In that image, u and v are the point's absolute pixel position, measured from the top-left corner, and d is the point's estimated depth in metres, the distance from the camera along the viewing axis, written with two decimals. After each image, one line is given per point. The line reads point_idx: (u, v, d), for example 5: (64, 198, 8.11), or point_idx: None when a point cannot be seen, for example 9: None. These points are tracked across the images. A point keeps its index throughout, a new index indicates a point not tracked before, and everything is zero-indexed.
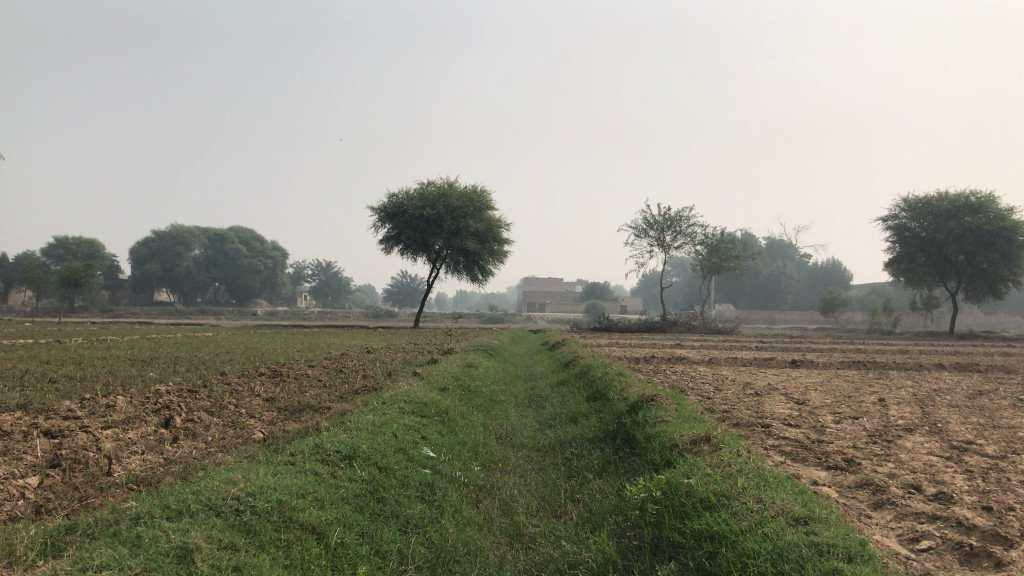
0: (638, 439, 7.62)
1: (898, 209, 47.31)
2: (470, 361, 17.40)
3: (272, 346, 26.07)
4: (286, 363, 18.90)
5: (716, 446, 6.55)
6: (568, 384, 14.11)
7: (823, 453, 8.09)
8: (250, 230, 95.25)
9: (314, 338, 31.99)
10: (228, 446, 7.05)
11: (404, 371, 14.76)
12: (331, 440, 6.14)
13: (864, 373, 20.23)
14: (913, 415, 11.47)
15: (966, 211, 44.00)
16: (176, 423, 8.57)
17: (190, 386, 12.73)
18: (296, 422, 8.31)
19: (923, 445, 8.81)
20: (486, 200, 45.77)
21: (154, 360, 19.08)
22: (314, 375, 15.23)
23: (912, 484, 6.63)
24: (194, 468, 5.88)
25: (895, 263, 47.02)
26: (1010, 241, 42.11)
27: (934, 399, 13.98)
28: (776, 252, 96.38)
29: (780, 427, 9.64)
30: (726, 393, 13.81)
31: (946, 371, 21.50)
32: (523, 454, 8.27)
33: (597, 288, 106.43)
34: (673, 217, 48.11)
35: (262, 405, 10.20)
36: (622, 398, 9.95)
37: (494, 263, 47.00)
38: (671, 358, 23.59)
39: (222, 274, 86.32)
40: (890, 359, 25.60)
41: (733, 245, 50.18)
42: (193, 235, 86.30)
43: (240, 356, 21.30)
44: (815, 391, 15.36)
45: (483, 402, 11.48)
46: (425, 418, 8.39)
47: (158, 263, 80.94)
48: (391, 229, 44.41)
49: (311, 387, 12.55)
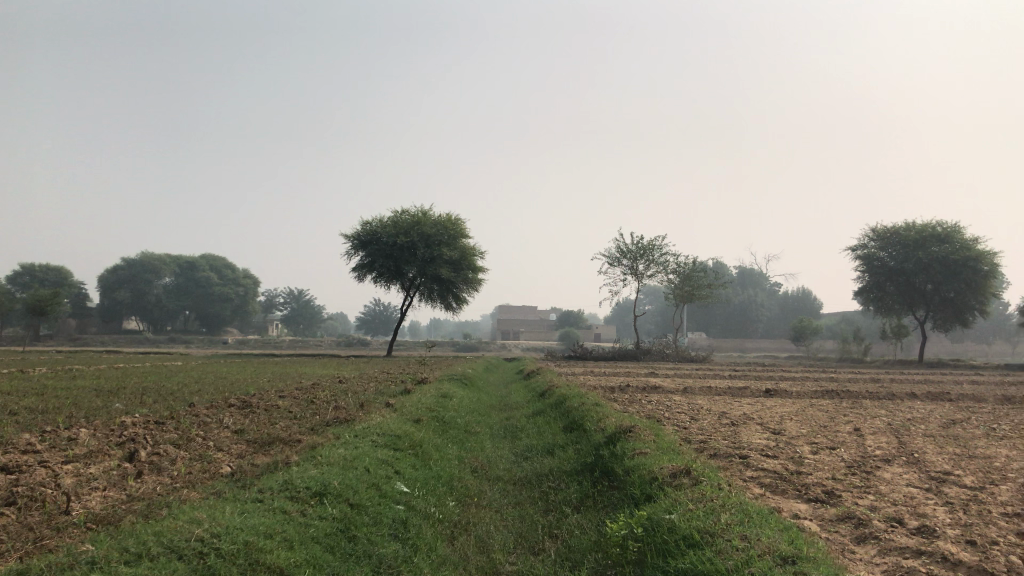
0: (617, 471, 7.47)
1: (867, 239, 47.84)
2: (443, 391, 17.17)
3: (243, 375, 25.65)
4: (257, 393, 18.55)
5: (696, 479, 6.42)
6: (544, 415, 13.93)
7: (802, 486, 7.99)
8: (221, 257, 94.41)
9: (286, 367, 31.57)
10: (195, 481, 6.82)
11: (377, 402, 14.51)
12: (301, 476, 5.93)
13: (837, 402, 20.29)
14: (890, 445, 11.41)
15: (933, 241, 44.63)
16: (140, 457, 8.29)
17: (157, 417, 12.40)
18: (265, 456, 8.09)
19: (902, 476, 8.73)
20: (460, 228, 45.73)
21: (121, 390, 18.64)
22: (285, 406, 14.92)
23: (894, 518, 6.52)
24: (158, 505, 5.66)
25: (865, 292, 47.43)
26: (975, 270, 42.82)
27: (908, 428, 13.97)
28: (747, 281, 97.09)
29: (758, 458, 9.53)
30: (702, 424, 13.70)
31: (919, 400, 21.55)
32: (500, 488, 8.09)
33: (571, 316, 106.45)
34: (646, 246, 48.28)
35: (231, 438, 9.93)
36: (600, 429, 9.80)
37: (469, 291, 46.83)
38: (645, 388, 23.48)
39: (192, 302, 85.34)
40: (862, 388, 25.67)
41: (705, 274, 50.43)
42: (163, 263, 85.35)
43: (209, 386, 20.89)
44: (791, 420, 15.29)
45: (457, 434, 11.27)
46: (399, 452, 8.19)
47: (127, 290, 79.83)
48: (365, 257, 44.15)
49: (282, 419, 12.27)
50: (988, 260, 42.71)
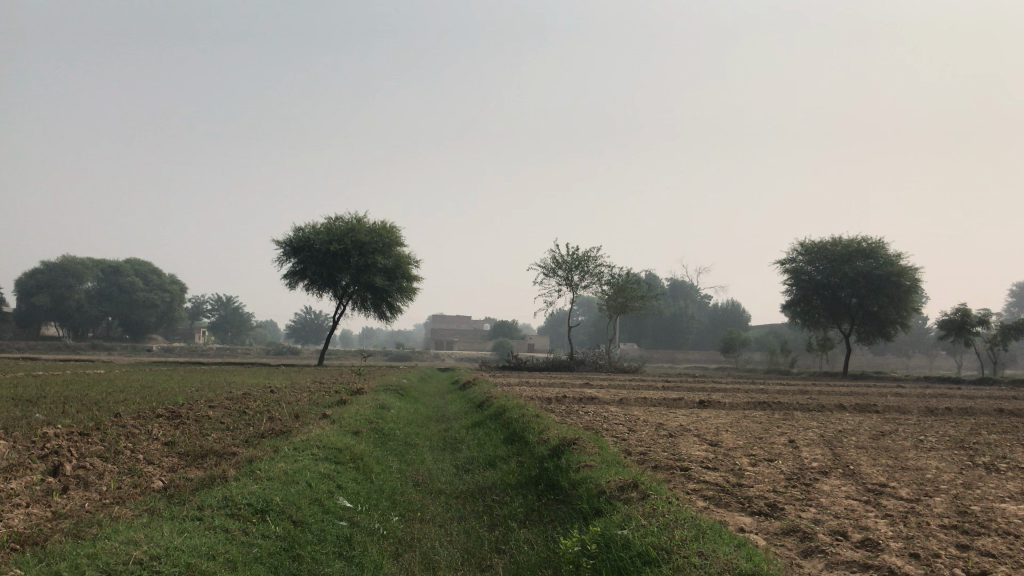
0: (563, 485, 7.41)
1: (796, 253, 48.99)
2: (381, 402, 16.89)
3: (169, 384, 24.89)
4: (186, 403, 18.02)
5: (644, 493, 6.38)
6: (484, 426, 13.82)
7: (745, 498, 8.02)
8: (147, 263, 91.96)
9: (215, 376, 30.79)
10: (125, 498, 6.51)
11: (312, 413, 14.21)
12: (240, 491, 5.69)
13: (769, 413, 20.63)
14: (824, 457, 11.60)
15: (857, 256, 46.00)
16: (64, 471, 7.89)
17: (82, 429, 11.90)
18: (199, 470, 7.80)
19: (840, 488, 8.85)
20: (395, 236, 45.37)
21: (40, 400, 17.90)
22: (217, 416, 14.47)
23: (838, 531, 6.58)
24: (87, 523, 5.38)
25: (792, 305, 48.47)
26: (897, 285, 44.29)
27: (840, 440, 14.24)
28: (678, 293, 98.49)
29: (699, 470, 9.57)
30: (640, 435, 13.75)
31: (847, 411, 22.04)
32: (443, 502, 7.93)
33: (505, 326, 106.50)
34: (581, 257, 48.59)
35: (161, 450, 9.57)
36: (543, 441, 9.72)
37: (403, 300, 46.44)
38: (581, 398, 23.55)
39: (115, 307, 82.79)
40: (791, 400, 26.19)
41: (639, 285, 51.00)
42: (86, 267, 82.60)
43: (134, 396, 20.14)
44: (727, 432, 15.44)
45: (397, 446, 11.06)
46: (339, 465, 7.98)
47: (47, 295, 77.10)
48: (297, 263, 43.42)
49: (214, 430, 11.88)
50: (910, 275, 44.21)
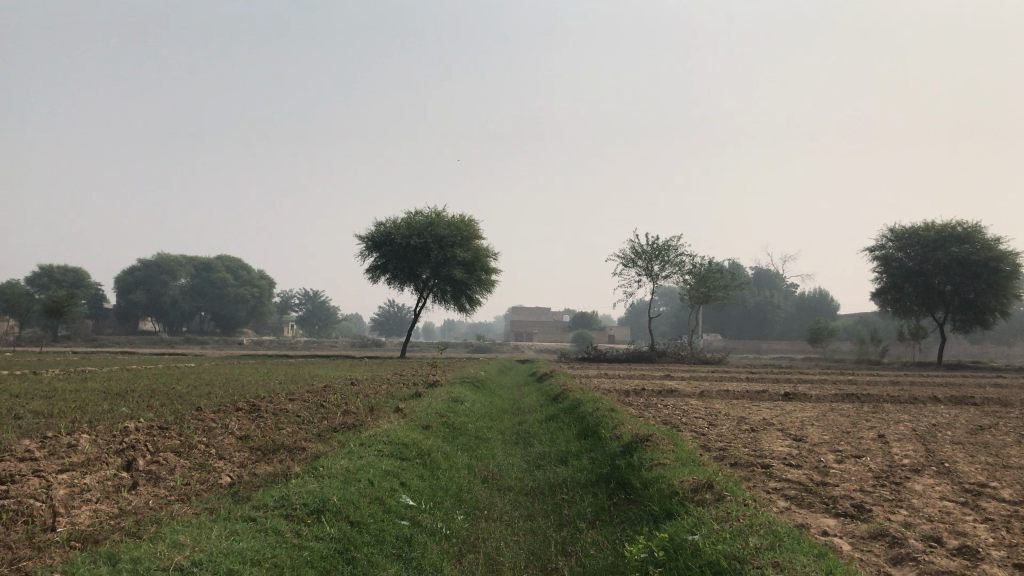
0: (634, 484, 7.11)
1: (885, 240, 47.10)
2: (455, 394, 16.83)
3: (255, 377, 25.42)
4: (267, 396, 18.32)
5: (719, 494, 6.02)
6: (558, 420, 13.54)
7: (830, 498, 7.57)
8: (237, 259, 94.60)
9: (298, 369, 31.31)
10: (191, 494, 6.52)
11: (388, 407, 14.19)
12: (297, 490, 5.56)
13: (858, 406, 19.78)
14: (918, 454, 10.95)
15: (952, 241, 43.95)
16: (137, 466, 7.95)
17: (162, 422, 12.12)
18: (267, 466, 7.78)
19: (934, 488, 8.30)
20: (473, 229, 45.44)
21: (129, 393, 18.42)
22: (293, 410, 14.57)
23: (932, 537, 6.10)
24: (150, 521, 5.35)
25: (882, 293, 46.66)
26: (996, 271, 42.04)
27: (934, 436, 13.46)
28: (763, 281, 96.21)
29: (782, 467, 9.13)
30: (720, 430, 13.28)
31: (942, 404, 20.93)
32: (511, 499, 7.75)
33: (586, 318, 106.00)
34: (661, 247, 47.82)
35: (234, 445, 9.61)
36: (616, 437, 9.41)
37: (482, 292, 46.54)
38: (661, 391, 23.11)
39: (207, 302, 85.44)
40: (882, 391, 25.15)
41: (721, 275, 49.93)
42: (180, 264, 85.48)
43: (220, 389, 20.57)
44: (811, 426, 14.80)
45: (468, 441, 10.90)
46: (406, 461, 7.85)
47: (144, 291, 80.11)
48: (379, 258, 43.89)
49: (289, 424, 11.96)
50: (1010, 260, 41.86)
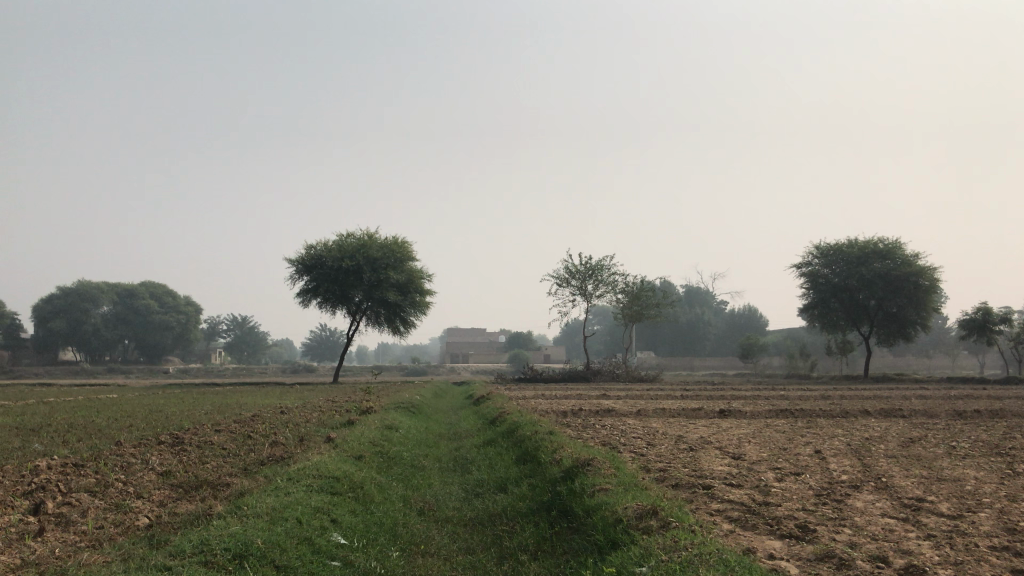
0: (577, 511, 6.88)
1: (811, 257, 48.20)
2: (389, 421, 16.38)
3: (180, 408, 24.46)
4: (191, 428, 17.56)
5: (665, 521, 5.83)
6: (496, 445, 13.25)
7: (774, 519, 7.45)
8: (162, 285, 92.02)
9: (227, 398, 30.29)
10: (102, 540, 6.06)
11: (319, 436, 13.73)
12: (219, 533, 5.20)
13: (792, 422, 19.97)
14: (855, 469, 10.98)
15: (875, 257, 45.25)
16: (45, 510, 7.41)
17: (77, 459, 11.47)
18: (189, 505, 7.35)
19: (874, 504, 8.27)
20: (406, 251, 45.04)
21: (44, 428, 17.42)
22: (220, 442, 13.98)
23: (878, 557, 5.99)
24: (55, 574, 4.90)
25: (809, 309, 47.65)
26: (916, 285, 43.53)
27: (868, 449, 13.61)
28: (694, 299, 97.74)
29: (723, 488, 9.01)
30: (659, 450, 13.16)
31: (872, 417, 21.29)
32: (449, 531, 7.45)
33: (521, 339, 105.99)
34: (594, 266, 48.04)
35: (154, 482, 9.08)
36: (556, 462, 9.16)
37: (416, 314, 46.05)
38: (597, 410, 23.09)
39: (131, 330, 82.81)
40: (813, 405, 25.48)
41: (653, 293, 50.39)
42: (102, 291, 82.66)
43: (143, 421, 19.67)
44: (748, 444, 14.80)
45: (404, 470, 10.55)
46: (337, 496, 7.47)
47: (64, 320, 77.19)
48: (309, 281, 43.07)
49: (214, 458, 11.40)
50: (929, 275, 43.49)
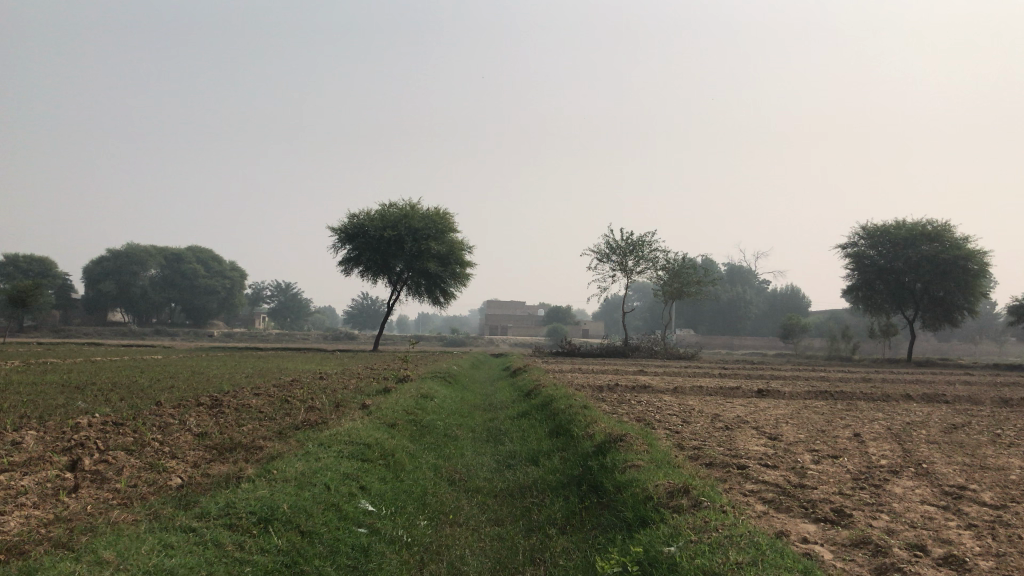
0: (607, 487, 6.80)
1: (858, 237, 47.27)
2: (425, 390, 16.39)
3: (221, 370, 24.85)
4: (231, 391, 17.84)
5: (697, 500, 5.71)
6: (530, 417, 13.21)
7: (809, 502, 7.30)
8: (208, 250, 93.34)
9: (267, 362, 30.65)
10: (134, 498, 6.12)
11: (354, 403, 13.80)
12: (246, 496, 5.19)
13: (832, 404, 19.65)
14: (894, 454, 10.73)
15: (923, 240, 44.23)
16: (82, 467, 7.51)
17: (119, 418, 11.64)
18: (220, 466, 7.41)
19: (915, 491, 8.06)
20: (448, 222, 45.07)
21: (88, 387, 17.72)
22: (257, 405, 14.13)
23: (917, 545, 5.83)
24: (84, 531, 4.93)
25: (853, 291, 46.83)
26: (965, 269, 42.47)
27: (909, 434, 13.34)
28: (736, 278, 96.71)
29: (759, 469, 8.84)
30: (695, 428, 13.00)
31: (915, 402, 20.85)
32: (478, 501, 7.41)
33: (560, 312, 105.85)
34: (636, 242, 47.62)
35: (189, 443, 9.17)
36: (588, 437, 9.08)
37: (457, 286, 46.16)
38: (635, 386, 22.93)
39: (178, 294, 84.27)
40: (855, 388, 25.10)
41: (694, 270, 49.91)
42: (150, 254, 84.09)
43: (186, 383, 19.95)
44: (786, 424, 14.59)
45: (437, 439, 10.56)
46: (367, 463, 7.48)
47: (113, 281, 78.73)
48: (351, 250, 43.30)
49: (250, 421, 11.53)
50: (979, 259, 42.36)
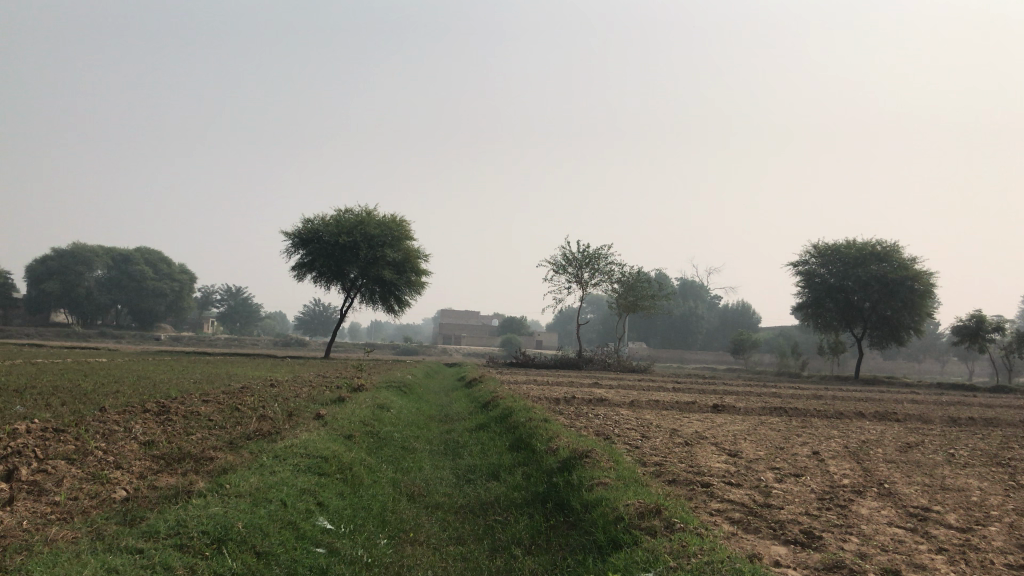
0: (574, 506, 6.60)
1: (809, 255, 47.96)
2: (380, 400, 16.01)
3: (169, 375, 24.14)
4: (178, 397, 17.23)
5: (670, 522, 5.55)
6: (488, 430, 12.95)
7: (777, 522, 7.17)
8: (157, 251, 91.40)
9: (215, 368, 29.87)
10: (74, 513, 5.73)
11: (308, 412, 13.40)
12: (197, 513, 4.87)
13: (786, 420, 19.70)
14: (855, 473, 10.67)
15: (871, 259, 45.00)
16: (19, 477, 7.08)
17: (59, 424, 11.14)
18: (168, 479, 7.02)
19: (880, 512, 7.98)
20: (404, 229, 44.68)
21: (28, 390, 17.01)
22: (207, 413, 13.67)
23: (891, 570, 5.69)
24: (18, 550, 4.55)
25: (804, 308, 47.50)
26: (912, 289, 43.25)
27: (868, 453, 13.34)
28: (689, 292, 97.61)
29: (723, 487, 8.69)
30: (654, 443, 12.87)
31: (868, 420, 20.98)
32: (438, 518, 7.15)
33: (514, 323, 105.71)
34: (591, 255, 47.68)
35: (134, 452, 8.75)
36: (552, 452, 8.87)
37: (411, 294, 45.72)
38: (590, 399, 22.75)
39: (124, 295, 82.34)
40: (806, 405, 25.27)
41: (649, 284, 50.12)
42: (96, 255, 82.08)
43: (130, 388, 19.28)
44: (744, 441, 14.54)
45: (394, 452, 10.26)
46: (325, 477, 7.17)
47: (57, 281, 76.58)
48: (305, 255, 42.65)
49: (200, 429, 11.10)
50: (925, 279, 43.17)
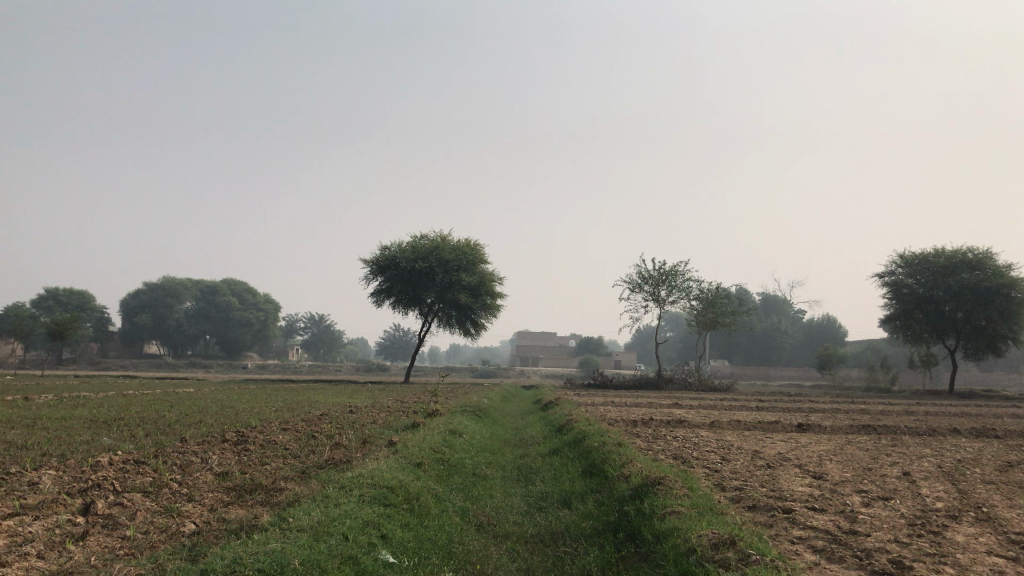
0: (645, 535, 6.37)
1: (895, 265, 46.27)
2: (453, 425, 15.94)
3: (252, 404, 24.62)
4: (258, 426, 17.53)
5: (745, 554, 5.25)
6: (562, 454, 12.74)
7: (863, 551, 6.76)
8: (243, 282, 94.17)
9: (297, 394, 30.38)
10: (142, 547, 5.78)
11: (381, 439, 13.43)
12: (254, 549, 4.84)
13: (875, 439, 18.88)
14: (952, 497, 10.04)
15: (963, 267, 43.18)
16: (96, 510, 7.22)
17: (142, 456, 11.41)
18: (237, 511, 7.05)
19: (978, 539, 7.48)
20: (478, 253, 44.87)
21: (116, 422, 17.55)
22: (284, 441, 13.84)
23: None
24: None
25: (892, 320, 45.86)
26: (1008, 297, 41.22)
27: (964, 473, 12.59)
28: (771, 307, 95.37)
29: (806, 513, 8.29)
30: (735, 466, 12.44)
31: (963, 437, 19.92)
32: (508, 548, 7.00)
33: (592, 342, 104.96)
34: (668, 272, 47.04)
35: (209, 483, 8.85)
36: (624, 478, 8.63)
37: (488, 317, 45.78)
38: (670, 420, 22.21)
39: (212, 326, 85.01)
40: (896, 421, 24.28)
41: (729, 300, 49.11)
42: (185, 287, 85.06)
43: (213, 417, 19.72)
44: (830, 462, 13.95)
45: (464, 479, 10.16)
46: (391, 508, 7.10)
47: (149, 314, 79.63)
48: (383, 281, 43.24)
49: (274, 459, 11.22)
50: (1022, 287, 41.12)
